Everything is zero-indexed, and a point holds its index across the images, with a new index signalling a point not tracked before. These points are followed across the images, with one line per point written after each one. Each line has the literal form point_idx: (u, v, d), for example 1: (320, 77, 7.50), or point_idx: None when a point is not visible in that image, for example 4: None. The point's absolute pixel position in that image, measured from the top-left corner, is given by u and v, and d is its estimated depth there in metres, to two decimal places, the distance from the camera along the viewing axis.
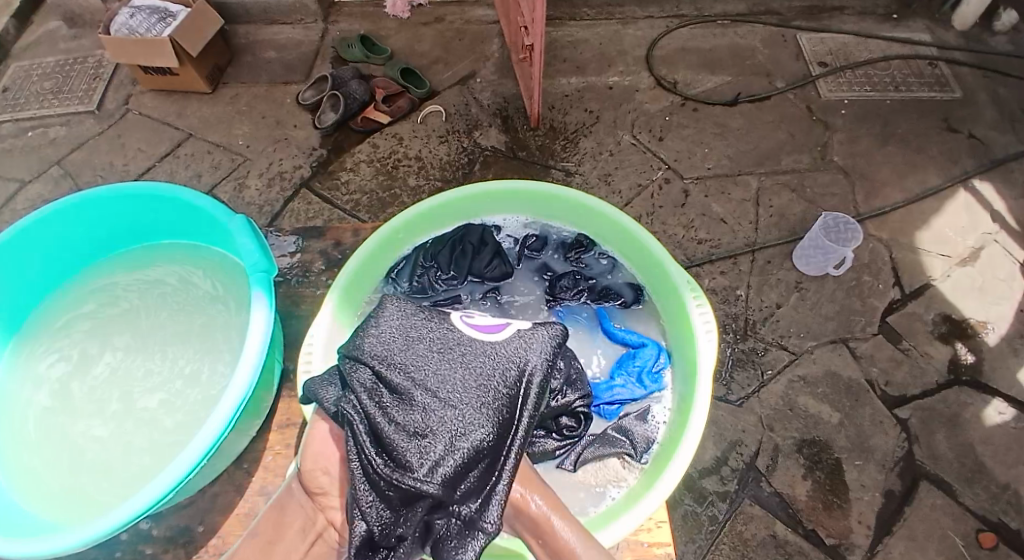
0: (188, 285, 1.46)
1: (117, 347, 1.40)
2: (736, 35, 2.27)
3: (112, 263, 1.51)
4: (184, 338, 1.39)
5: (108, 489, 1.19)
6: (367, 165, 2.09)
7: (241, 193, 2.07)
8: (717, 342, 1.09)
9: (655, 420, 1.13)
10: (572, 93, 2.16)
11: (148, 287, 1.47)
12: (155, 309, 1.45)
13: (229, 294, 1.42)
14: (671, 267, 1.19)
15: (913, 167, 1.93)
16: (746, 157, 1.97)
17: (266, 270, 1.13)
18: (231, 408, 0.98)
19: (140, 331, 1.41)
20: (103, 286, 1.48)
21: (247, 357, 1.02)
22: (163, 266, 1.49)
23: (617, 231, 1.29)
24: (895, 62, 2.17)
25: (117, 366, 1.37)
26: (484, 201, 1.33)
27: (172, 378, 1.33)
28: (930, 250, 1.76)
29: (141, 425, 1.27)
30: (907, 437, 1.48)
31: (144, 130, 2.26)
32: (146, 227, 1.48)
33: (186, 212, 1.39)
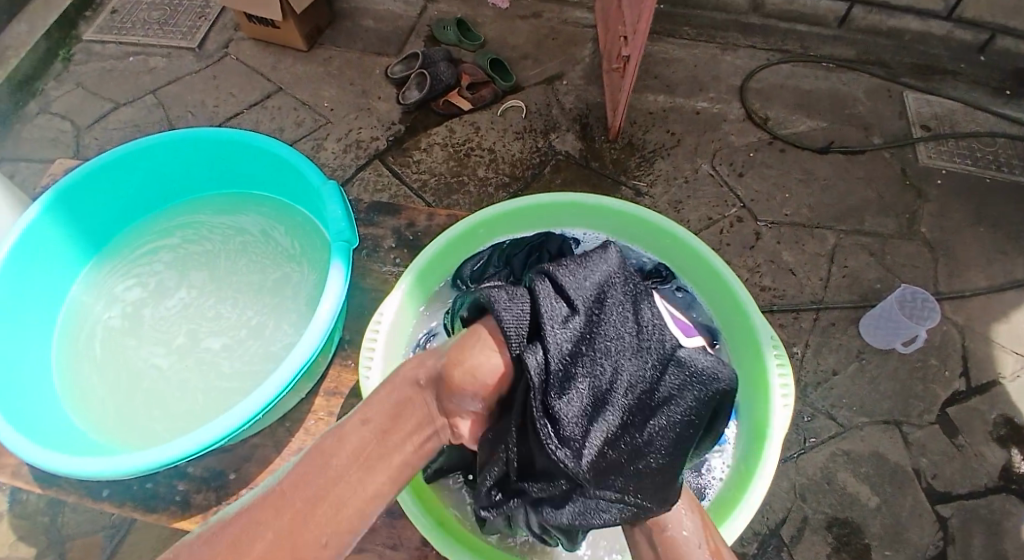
0: (269, 240, 1.48)
1: (194, 284, 1.45)
2: (839, 80, 2.17)
3: (203, 202, 1.55)
4: (256, 290, 1.42)
5: (159, 419, 1.24)
6: (441, 149, 2.10)
7: (317, 154, 2.11)
8: (792, 413, 1.02)
9: (712, 474, 1.08)
10: (658, 112, 2.12)
11: (232, 233, 1.51)
12: (235, 256, 1.49)
13: (305, 257, 1.44)
14: (755, 320, 1.12)
15: (1003, 254, 1.81)
16: (827, 211, 1.89)
17: (348, 241, 1.13)
18: (291, 372, 0.99)
19: (218, 274, 1.46)
20: (191, 223, 1.53)
21: (317, 324, 1.03)
22: (250, 216, 1.52)
23: (702, 267, 1.22)
24: (1003, 140, 2.03)
25: (190, 302, 1.43)
26: (568, 212, 1.29)
27: (237, 325, 1.37)
28: (1005, 345, 1.65)
29: (201, 364, 1.32)
30: (944, 536, 1.40)
31: (237, 75, 2.32)
32: (239, 174, 1.50)
33: (279, 167, 1.39)
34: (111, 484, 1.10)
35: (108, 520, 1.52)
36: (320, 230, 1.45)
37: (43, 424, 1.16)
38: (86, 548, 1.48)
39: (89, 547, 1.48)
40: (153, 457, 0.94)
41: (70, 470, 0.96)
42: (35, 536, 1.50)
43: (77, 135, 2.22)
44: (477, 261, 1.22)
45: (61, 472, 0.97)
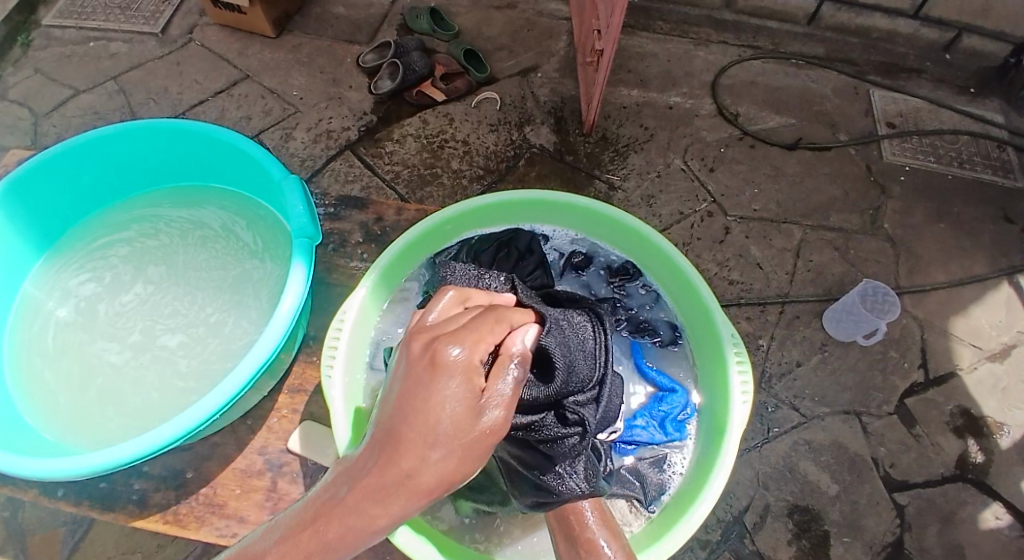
0: (231, 236, 1.45)
1: (150, 279, 1.42)
2: (809, 78, 2.21)
3: (163, 194, 1.52)
4: (217, 287, 1.39)
5: (113, 418, 1.22)
6: (413, 140, 2.08)
7: (286, 143, 2.08)
8: (751, 409, 1.04)
9: (672, 470, 1.11)
10: (631, 106, 2.13)
11: (192, 227, 1.47)
12: (194, 250, 1.45)
13: (268, 253, 1.41)
14: (717, 316, 1.13)
15: (961, 250, 1.87)
16: (795, 206, 1.92)
17: (311, 237, 1.11)
18: (247, 374, 0.97)
19: (175, 268, 1.42)
20: (150, 215, 1.49)
21: (276, 322, 1.02)
22: (212, 210, 1.49)
23: (663, 262, 1.22)
24: (965, 138, 2.09)
25: (145, 298, 1.39)
26: (535, 209, 1.29)
27: (196, 323, 1.34)
28: (962, 338, 1.70)
29: (157, 363, 1.29)
30: (899, 523, 1.44)
31: (204, 62, 2.27)
32: (200, 167, 1.47)
33: (241, 160, 1.36)
34: (66, 483, 1.08)
35: (68, 516, 1.48)
36: (283, 224, 1.42)
37: None
38: (46, 545, 1.45)
39: (49, 543, 1.45)
40: (110, 457, 0.92)
41: (18, 470, 0.94)
42: None
43: (35, 121, 2.15)
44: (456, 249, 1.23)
45: (10, 473, 0.95)
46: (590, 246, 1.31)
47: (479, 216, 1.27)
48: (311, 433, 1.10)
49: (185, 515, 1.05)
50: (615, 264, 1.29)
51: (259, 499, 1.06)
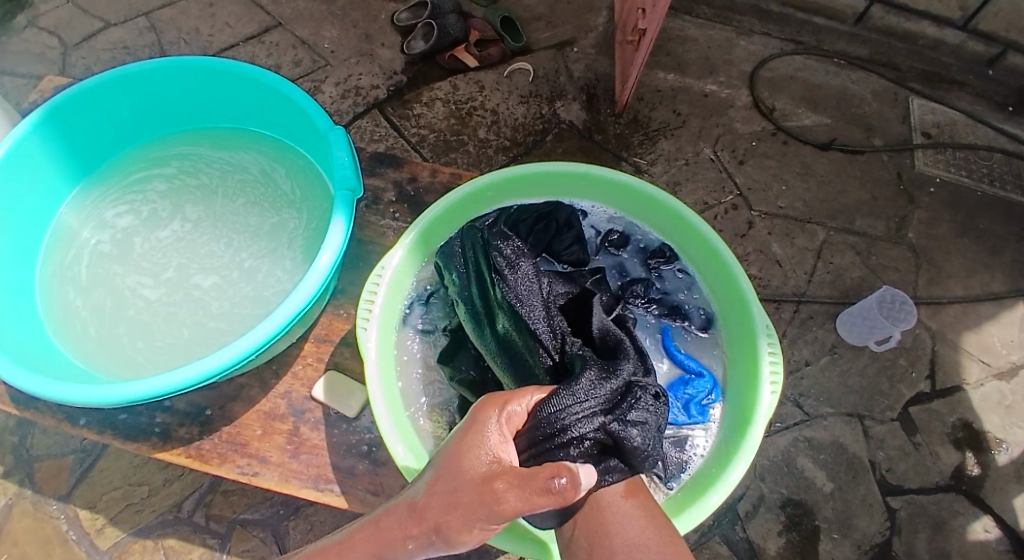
0: (270, 182, 1.46)
1: (187, 218, 1.43)
2: (847, 78, 2.17)
3: (203, 134, 1.52)
4: (253, 233, 1.40)
5: (143, 351, 1.25)
6: (442, 104, 2.07)
7: (314, 95, 2.07)
8: (776, 401, 1.06)
9: (693, 450, 1.12)
10: (665, 91, 2.10)
11: (232, 170, 1.48)
12: (232, 195, 1.46)
13: (305, 204, 1.42)
14: (754, 308, 1.14)
15: (982, 266, 1.86)
16: (819, 207, 1.91)
17: (352, 190, 1.12)
18: (283, 320, 0.99)
19: (214, 211, 1.44)
20: (190, 154, 1.50)
21: (313, 274, 1.03)
22: (251, 154, 1.49)
23: (705, 250, 1.23)
24: (997, 155, 2.07)
25: (182, 236, 1.41)
26: (573, 183, 1.29)
27: (230, 266, 1.36)
28: (971, 353, 1.71)
29: (189, 301, 1.31)
30: (890, 527, 1.47)
31: (237, 5, 2.24)
32: (241, 111, 1.46)
33: (284, 106, 1.36)
34: (88, 412, 1.12)
35: (79, 443, 1.52)
36: (321, 176, 1.43)
37: (22, 345, 1.16)
38: (54, 469, 1.49)
39: (59, 465, 1.50)
40: (146, 387, 0.94)
41: (50, 392, 0.97)
42: (4, 452, 1.51)
43: (65, 52, 2.14)
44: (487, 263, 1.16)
45: (45, 395, 0.97)
46: (629, 226, 1.31)
47: (524, 184, 1.27)
48: (335, 383, 1.12)
49: (207, 450, 1.08)
50: (651, 246, 1.30)
51: (280, 441, 1.09)
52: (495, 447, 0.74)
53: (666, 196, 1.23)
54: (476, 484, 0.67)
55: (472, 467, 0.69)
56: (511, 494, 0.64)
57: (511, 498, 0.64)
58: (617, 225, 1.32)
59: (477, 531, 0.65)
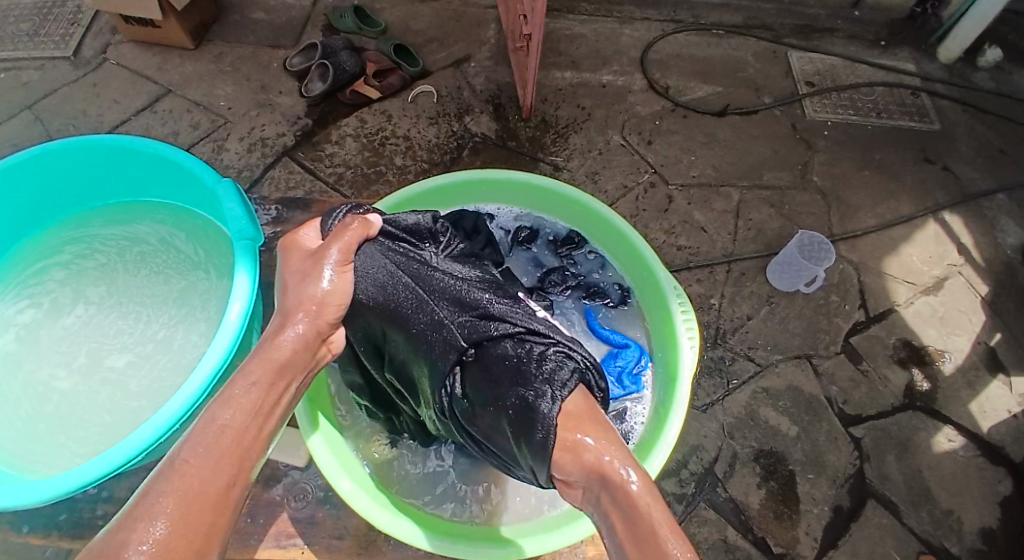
0: (170, 248, 1.42)
1: (91, 300, 1.36)
2: (730, 46, 2.29)
3: (95, 214, 1.47)
4: (161, 302, 1.35)
5: (67, 444, 1.19)
6: (353, 140, 2.06)
7: (219, 156, 2.02)
8: (697, 353, 1.13)
9: (633, 419, 1.20)
10: (566, 88, 2.16)
11: (129, 244, 1.43)
12: (135, 268, 1.40)
13: (211, 263, 1.38)
14: (659, 272, 1.22)
15: (887, 194, 1.99)
16: (730, 169, 2.01)
17: (252, 238, 1.11)
18: (204, 378, 0.97)
19: (118, 288, 1.38)
20: (84, 236, 1.44)
21: (226, 327, 1.01)
22: (147, 224, 1.46)
23: (607, 230, 1.31)
24: (880, 89, 2.22)
25: (88, 319, 1.34)
26: (478, 188, 1.34)
27: (144, 341, 1.31)
28: (896, 276, 1.82)
29: (105, 385, 1.25)
30: (859, 455, 1.54)
31: (122, 80, 2.17)
32: (130, 182, 1.43)
33: (171, 170, 1.33)
34: None
35: None
36: (222, 232, 1.40)
37: None
38: None
39: None
40: (72, 477, 0.91)
41: None
42: None
43: None
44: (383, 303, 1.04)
45: None
46: (534, 222, 1.40)
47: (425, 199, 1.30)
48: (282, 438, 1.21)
49: None
50: (560, 235, 1.39)
51: None
52: (301, 244, 1.06)
53: (563, 187, 1.32)
54: (307, 262, 1.01)
55: (292, 261, 1.03)
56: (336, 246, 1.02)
57: (336, 245, 1.02)
58: (523, 223, 1.40)
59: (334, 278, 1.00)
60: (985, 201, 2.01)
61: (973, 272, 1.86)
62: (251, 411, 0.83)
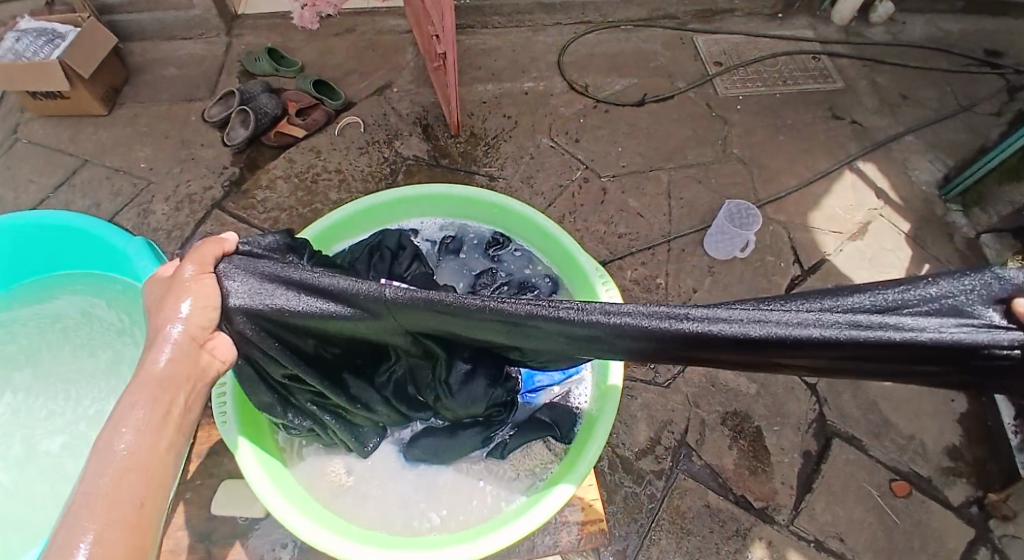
0: (93, 319, 1.41)
1: (18, 386, 1.33)
2: (639, 39, 2.40)
3: (10, 300, 1.45)
4: (90, 375, 1.34)
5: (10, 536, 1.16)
6: (285, 181, 2.06)
7: (146, 220, 1.98)
8: None
9: (577, 401, 1.25)
10: (489, 100, 2.22)
11: (52, 321, 1.42)
12: (58, 345, 1.38)
13: (136, 326, 1.38)
14: (579, 255, 1.31)
15: (803, 154, 2.12)
16: (656, 154, 2.09)
17: None
18: None
19: (43, 369, 1.35)
20: (3, 324, 1.42)
21: None
22: (66, 299, 1.44)
23: (527, 224, 1.39)
24: (782, 59, 2.36)
25: (18, 407, 1.31)
26: (398, 208, 1.42)
27: (77, 418, 1.28)
28: (823, 229, 1.94)
29: (43, 470, 1.22)
30: (817, 400, 1.63)
31: (35, 158, 2.11)
32: (39, 261, 1.41)
33: (80, 242, 1.33)
34: None
35: None
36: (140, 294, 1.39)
37: None
38: None
39: None
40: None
41: None
42: None
43: None
44: (312, 301, 0.98)
45: None
46: (457, 230, 1.46)
47: (349, 225, 1.37)
48: (232, 493, 1.15)
49: None
50: (486, 237, 1.45)
51: None
52: (157, 276, 0.95)
53: (480, 191, 1.39)
54: (165, 289, 0.91)
55: (150, 297, 0.92)
56: (191, 265, 0.94)
57: (190, 263, 0.94)
58: (447, 233, 1.46)
59: (198, 290, 0.91)
60: (894, 145, 2.16)
61: (893, 212, 1.99)
62: (146, 429, 0.76)
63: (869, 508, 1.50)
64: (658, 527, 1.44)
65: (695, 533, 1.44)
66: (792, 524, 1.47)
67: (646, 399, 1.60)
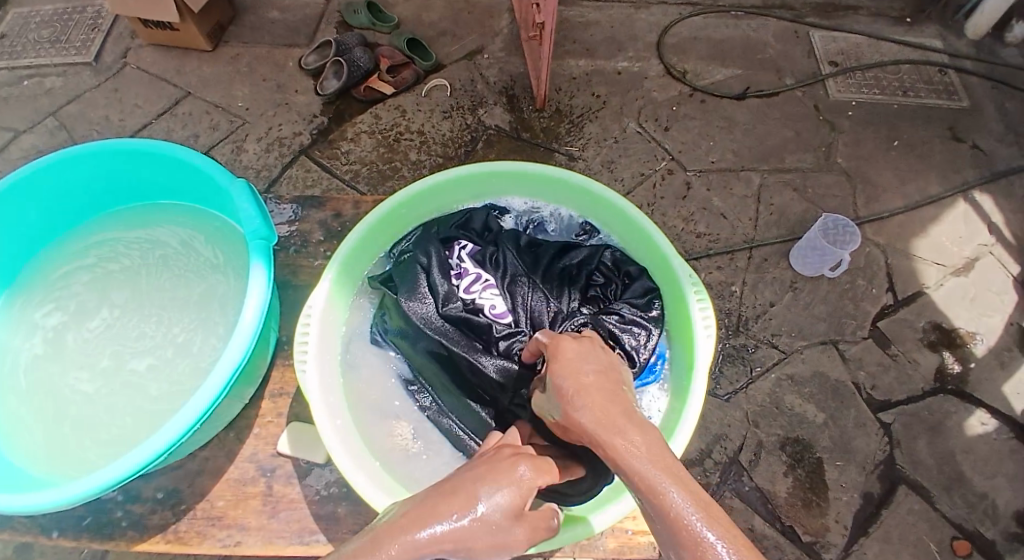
0: (190, 251, 1.46)
1: (115, 304, 1.41)
2: (748, 27, 2.24)
3: (115, 218, 1.51)
4: (182, 306, 1.39)
5: (91, 444, 1.22)
6: (369, 136, 2.06)
7: (238, 156, 2.04)
8: (714, 341, 1.17)
9: (650, 408, 1.22)
10: (580, 77, 2.14)
11: (152, 247, 1.48)
12: (157, 272, 1.45)
13: (230, 266, 1.41)
14: (673, 259, 1.25)
15: (915, 173, 1.94)
16: (750, 153, 1.97)
17: (266, 237, 1.15)
18: (224, 379, 1.01)
19: (140, 291, 1.42)
20: (108, 241, 1.49)
21: (244, 325, 1.06)
22: (166, 227, 1.49)
23: (620, 218, 1.34)
24: (905, 66, 2.15)
25: (113, 323, 1.39)
26: (492, 183, 1.41)
27: (163, 345, 1.34)
28: (925, 258, 1.77)
29: (126, 388, 1.29)
30: (889, 441, 1.51)
31: (142, 85, 2.20)
32: (147, 186, 1.47)
33: (189, 175, 1.37)
34: (61, 522, 1.11)
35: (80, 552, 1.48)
36: (238, 234, 1.43)
37: None
38: None
39: None
40: (92, 482, 0.95)
41: (9, 507, 0.97)
42: None
43: None
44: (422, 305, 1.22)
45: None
46: (547, 213, 1.43)
47: (440, 192, 1.38)
48: (299, 433, 1.17)
49: (185, 533, 1.10)
50: (575, 225, 1.42)
51: (256, 505, 1.12)
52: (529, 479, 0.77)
53: (570, 173, 1.35)
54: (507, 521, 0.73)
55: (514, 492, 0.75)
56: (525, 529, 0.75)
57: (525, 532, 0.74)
58: (537, 214, 1.43)
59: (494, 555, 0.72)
60: (1016, 178, 1.94)
61: (1005, 251, 1.80)
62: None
63: None
64: None
65: None
66: None
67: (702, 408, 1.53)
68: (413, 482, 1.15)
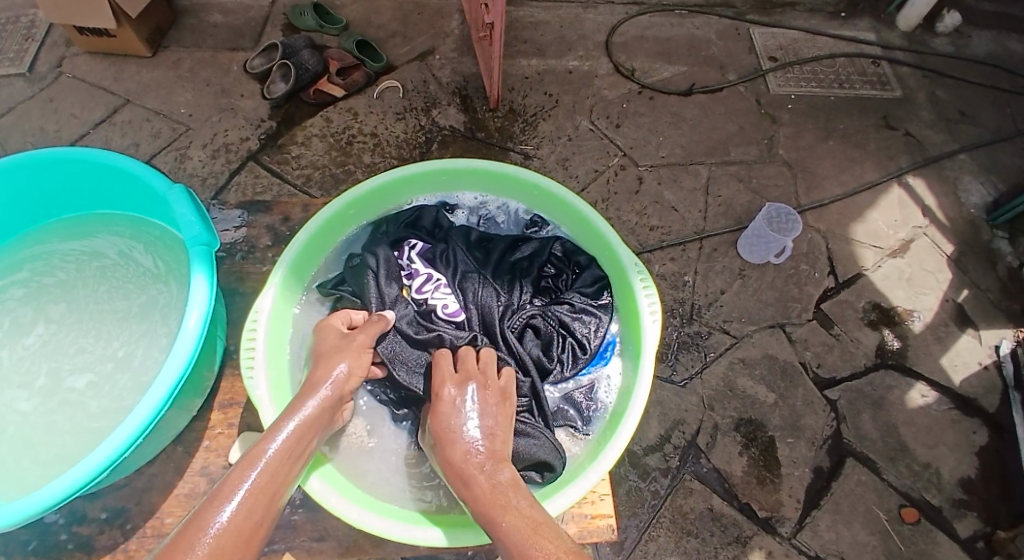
0: (129, 262, 1.42)
1: (51, 319, 1.36)
2: (693, 26, 2.32)
3: (50, 230, 1.47)
4: (122, 318, 1.35)
5: (30, 463, 1.18)
6: (320, 140, 2.04)
7: (182, 164, 1.99)
8: (660, 324, 1.20)
9: (603, 393, 1.25)
10: (532, 76, 2.17)
11: (89, 258, 1.44)
12: (95, 284, 1.41)
13: (171, 275, 1.38)
14: (619, 248, 1.29)
15: (851, 162, 2.04)
16: (698, 147, 2.03)
17: (207, 244, 1.14)
18: (166, 390, 1.00)
19: (77, 305, 1.38)
20: (41, 254, 1.44)
21: (186, 333, 1.04)
22: (104, 237, 1.46)
23: (568, 211, 1.37)
24: (840, 59, 2.26)
25: (49, 338, 1.34)
26: (440, 180, 1.42)
27: (104, 359, 1.31)
28: (864, 242, 1.87)
29: (66, 405, 1.25)
30: (836, 416, 1.59)
31: (78, 93, 2.12)
32: (82, 195, 1.43)
33: (124, 182, 1.33)
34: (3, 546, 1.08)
35: None
36: (179, 243, 1.40)
37: None
38: None
39: None
40: (30, 503, 0.93)
41: None
42: None
43: None
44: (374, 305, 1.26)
45: None
46: (496, 208, 1.45)
47: (385, 192, 1.38)
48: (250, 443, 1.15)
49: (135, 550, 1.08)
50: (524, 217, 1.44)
51: None
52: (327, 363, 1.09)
53: (514, 167, 1.36)
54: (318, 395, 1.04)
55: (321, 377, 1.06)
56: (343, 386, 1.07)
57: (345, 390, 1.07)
58: (485, 209, 1.45)
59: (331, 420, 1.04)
60: (947, 162, 2.06)
61: (937, 232, 1.91)
62: (286, 434, 0.94)
63: (874, 531, 1.47)
64: (658, 524, 1.43)
65: (696, 535, 1.43)
66: (795, 537, 1.45)
67: (658, 396, 1.58)
68: (369, 484, 1.16)
